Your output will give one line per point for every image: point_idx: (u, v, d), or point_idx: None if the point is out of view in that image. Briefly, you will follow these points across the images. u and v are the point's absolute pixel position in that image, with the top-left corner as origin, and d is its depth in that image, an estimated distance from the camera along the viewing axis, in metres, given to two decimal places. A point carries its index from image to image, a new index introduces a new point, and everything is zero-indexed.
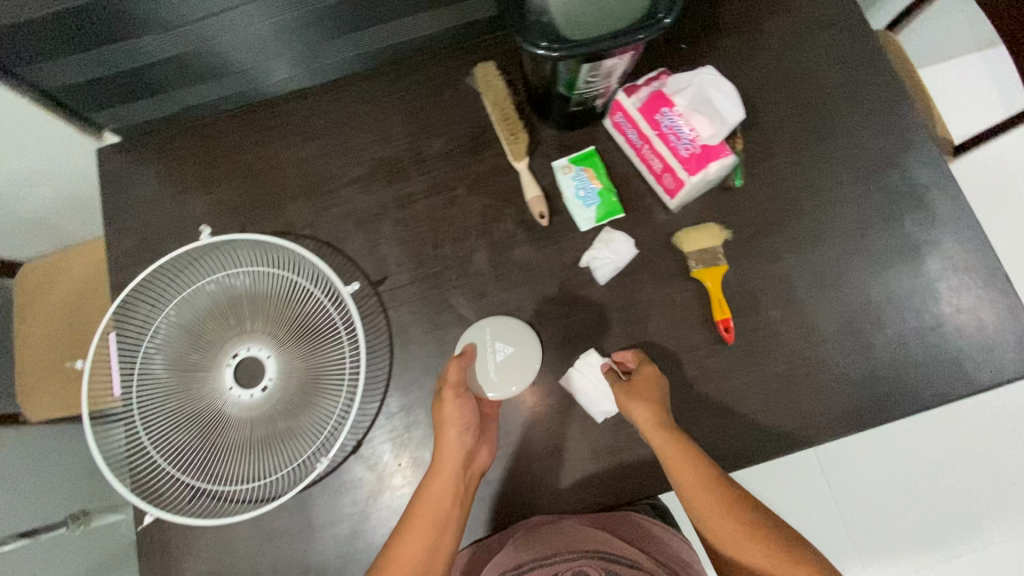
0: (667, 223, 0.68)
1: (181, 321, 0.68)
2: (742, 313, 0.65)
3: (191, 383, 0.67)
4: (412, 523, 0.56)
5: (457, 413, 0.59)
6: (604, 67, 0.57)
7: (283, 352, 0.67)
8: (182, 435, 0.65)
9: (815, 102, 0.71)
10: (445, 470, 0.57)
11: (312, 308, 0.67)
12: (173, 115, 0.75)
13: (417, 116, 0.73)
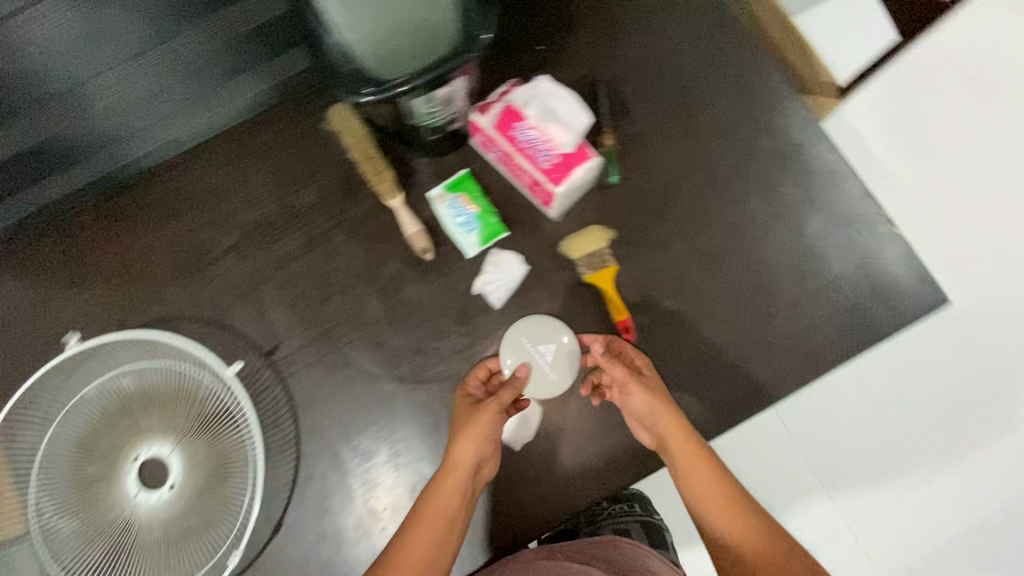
0: (552, 233, 0.67)
1: (66, 436, 0.62)
2: (641, 309, 0.64)
3: (90, 500, 0.62)
4: (423, 511, 0.52)
5: (491, 419, 0.56)
6: (443, 96, 0.54)
7: (186, 446, 0.64)
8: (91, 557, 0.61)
9: (677, 80, 0.70)
10: (457, 473, 0.54)
11: (204, 396, 0.63)
12: (29, 216, 0.68)
13: (281, 169, 0.69)
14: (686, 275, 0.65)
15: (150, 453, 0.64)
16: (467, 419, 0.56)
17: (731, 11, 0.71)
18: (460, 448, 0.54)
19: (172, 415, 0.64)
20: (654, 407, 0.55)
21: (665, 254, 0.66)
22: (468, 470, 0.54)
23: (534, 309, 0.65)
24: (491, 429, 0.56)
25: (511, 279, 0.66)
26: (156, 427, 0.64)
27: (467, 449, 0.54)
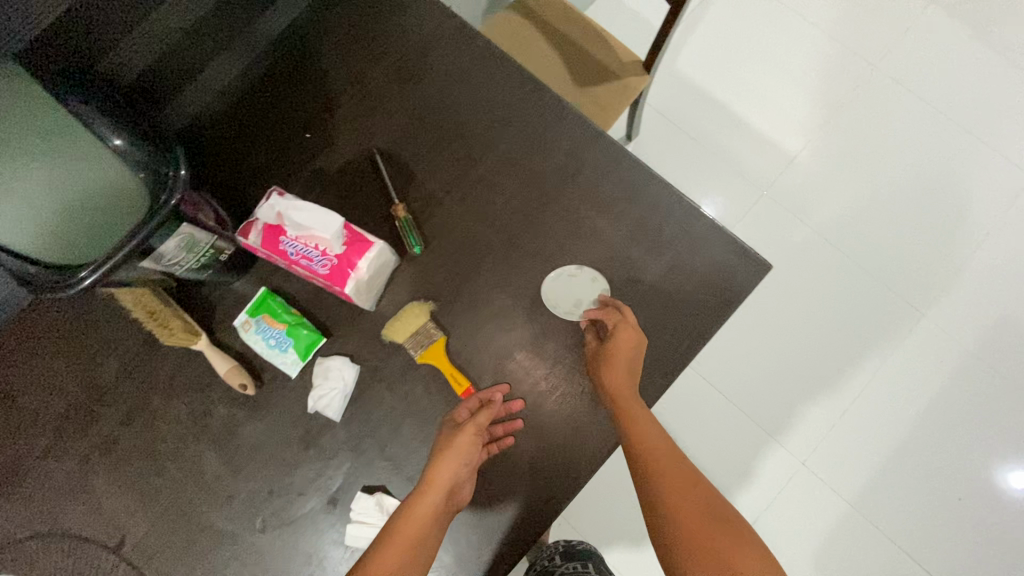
0: (372, 323, 0.64)
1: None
2: (481, 372, 0.62)
3: None
4: (395, 532, 0.53)
5: (465, 444, 0.57)
6: (173, 251, 0.51)
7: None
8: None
9: (452, 126, 0.67)
10: (426, 502, 0.55)
11: None
12: None
13: (73, 350, 0.64)
14: (515, 324, 0.63)
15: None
16: (460, 436, 0.57)
17: (483, 40, 0.69)
18: (436, 471, 0.56)
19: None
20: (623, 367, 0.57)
21: (489, 309, 0.63)
22: (443, 494, 0.55)
23: (375, 409, 0.62)
24: (465, 454, 0.56)
25: (342, 386, 0.61)
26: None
27: (441, 473, 0.55)
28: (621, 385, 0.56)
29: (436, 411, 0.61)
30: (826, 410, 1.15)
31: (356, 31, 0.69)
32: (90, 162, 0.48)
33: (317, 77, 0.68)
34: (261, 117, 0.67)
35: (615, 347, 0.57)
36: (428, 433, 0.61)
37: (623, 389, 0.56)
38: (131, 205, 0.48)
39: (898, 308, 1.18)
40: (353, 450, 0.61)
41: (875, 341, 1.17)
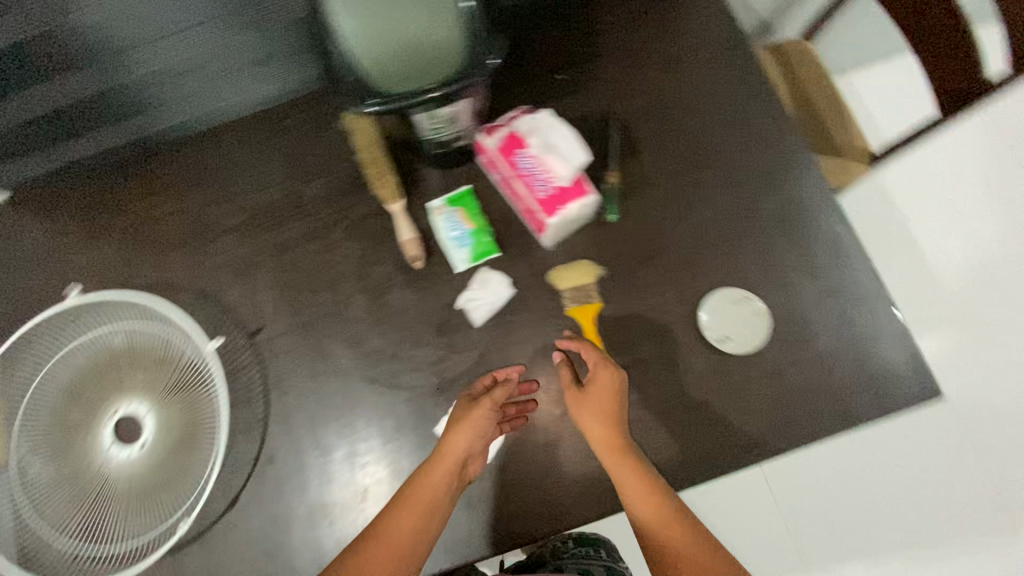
0: (543, 260, 0.66)
1: (55, 386, 0.65)
2: (618, 351, 0.63)
3: (70, 442, 0.65)
4: (408, 499, 0.56)
5: (479, 428, 0.58)
6: (442, 117, 0.56)
7: (159, 396, 0.66)
8: (66, 506, 0.63)
9: (693, 126, 0.69)
10: (437, 475, 0.57)
11: (187, 365, 0.66)
12: (68, 163, 0.76)
13: (295, 159, 0.72)
14: (671, 324, 0.63)
15: (124, 407, 0.66)
16: (470, 416, 0.58)
17: (758, 67, 0.70)
18: (449, 442, 0.57)
19: (148, 366, 0.66)
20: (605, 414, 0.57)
21: (653, 300, 0.64)
22: (453, 469, 0.57)
23: (510, 333, 0.65)
24: (477, 434, 0.57)
25: (495, 301, 0.65)
26: (129, 380, 0.66)
27: (451, 450, 0.57)
28: (602, 433, 0.57)
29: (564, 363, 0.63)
30: (867, 563, 1.11)
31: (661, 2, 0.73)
32: (431, 8, 0.50)
33: (595, 31, 0.72)
34: (545, 37, 0.72)
35: (593, 392, 0.58)
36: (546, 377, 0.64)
37: (605, 436, 0.56)
38: (445, 64, 0.51)
39: (998, 513, 1.09)
40: (478, 357, 0.65)
41: (954, 530, 1.10)
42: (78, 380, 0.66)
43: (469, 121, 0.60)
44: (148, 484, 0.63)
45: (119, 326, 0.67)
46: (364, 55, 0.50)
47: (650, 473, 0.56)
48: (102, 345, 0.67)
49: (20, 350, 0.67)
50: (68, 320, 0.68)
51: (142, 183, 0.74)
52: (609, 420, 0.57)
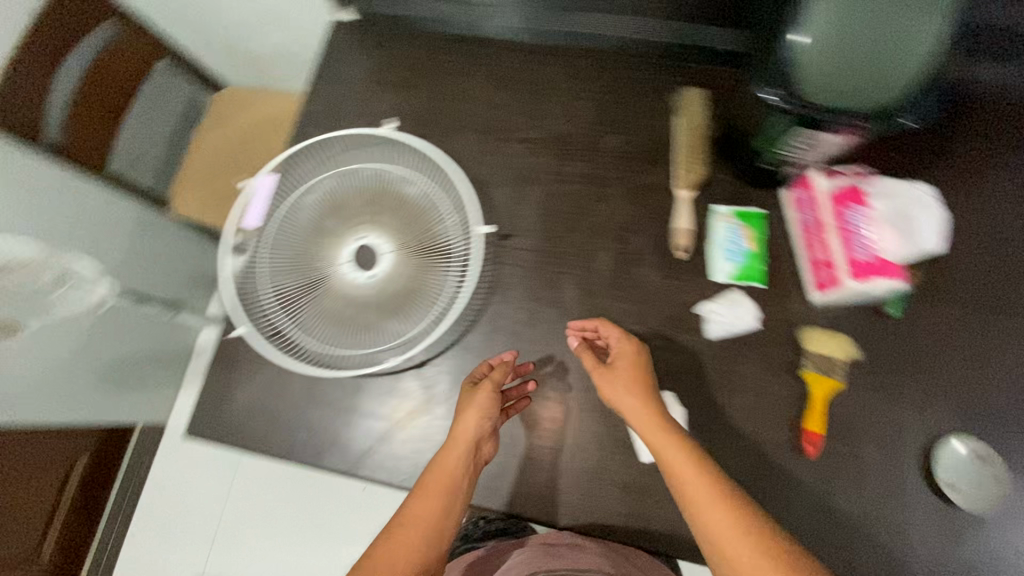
0: (800, 314, 0.65)
1: (331, 191, 0.73)
2: (832, 435, 0.61)
3: (317, 242, 0.71)
4: (427, 481, 0.59)
5: (480, 400, 0.60)
6: (820, 142, 0.56)
7: (405, 245, 0.70)
8: (291, 288, 0.69)
9: (1014, 269, 0.64)
10: (453, 456, 0.59)
11: (440, 229, 0.70)
12: (401, 18, 0.82)
13: (609, 105, 0.74)
14: (897, 438, 0.61)
15: (373, 237, 0.71)
16: (478, 394, 0.60)
17: None
18: (460, 426, 0.60)
19: (410, 215, 0.71)
20: (640, 394, 0.58)
21: (891, 407, 0.62)
22: (467, 451, 0.59)
23: (736, 362, 0.64)
24: (481, 407, 0.60)
25: (740, 327, 0.65)
26: (388, 217, 0.71)
27: (460, 436, 0.59)
28: (643, 413, 0.56)
29: (775, 417, 0.62)
30: None
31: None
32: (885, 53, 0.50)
33: (955, 130, 0.68)
34: None
35: (624, 368, 0.60)
36: (750, 420, 0.62)
37: (642, 417, 0.56)
38: (863, 102, 0.50)
39: None
40: (692, 367, 0.64)
41: None
42: (351, 195, 0.72)
43: (823, 158, 0.60)
44: (362, 311, 0.68)
45: (405, 171, 0.72)
46: (819, 50, 0.50)
47: (698, 454, 0.53)
48: (384, 178, 0.72)
49: (315, 150, 0.75)
50: (369, 145, 0.75)
51: (468, 65, 0.79)
52: (647, 399, 0.57)
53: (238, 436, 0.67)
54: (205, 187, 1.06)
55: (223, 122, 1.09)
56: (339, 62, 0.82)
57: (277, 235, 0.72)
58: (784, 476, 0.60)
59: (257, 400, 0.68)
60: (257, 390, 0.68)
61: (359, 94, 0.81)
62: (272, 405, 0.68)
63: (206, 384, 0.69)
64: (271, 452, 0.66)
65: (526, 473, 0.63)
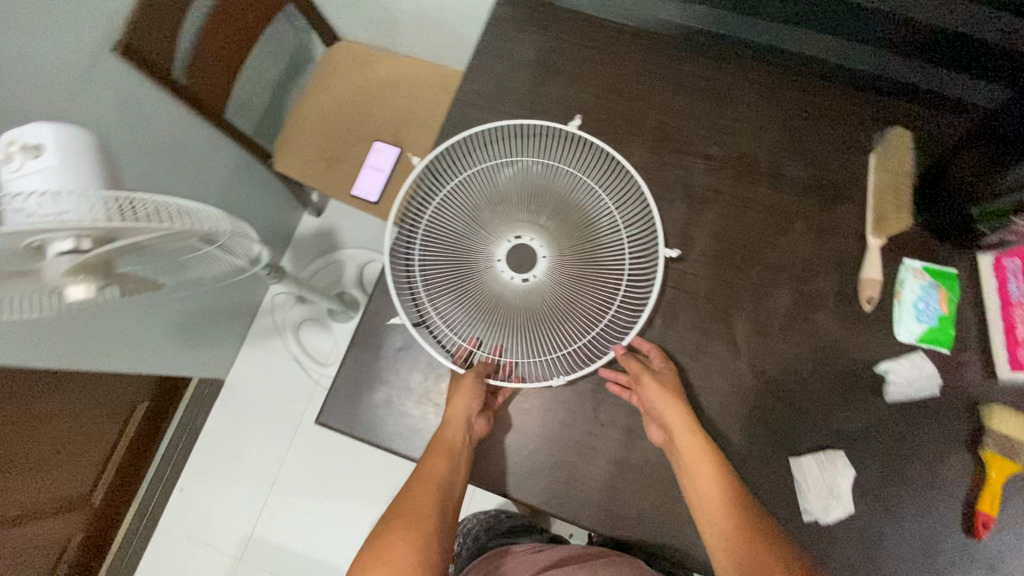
0: (981, 387, 0.62)
1: (498, 181, 0.67)
2: (1003, 519, 0.59)
3: (475, 235, 0.67)
4: (428, 454, 0.58)
5: (469, 381, 0.60)
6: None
7: (569, 256, 0.66)
8: (445, 279, 0.65)
9: None
10: (449, 430, 0.60)
11: (612, 244, 0.65)
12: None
13: (799, 133, 0.69)
14: None
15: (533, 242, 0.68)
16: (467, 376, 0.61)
17: None
18: (451, 406, 0.60)
19: (579, 225, 0.66)
20: (671, 402, 0.58)
21: None
22: (463, 426, 0.60)
23: (910, 430, 0.61)
24: (471, 388, 0.60)
25: (923, 392, 0.61)
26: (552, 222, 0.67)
27: (453, 414, 0.59)
28: (679, 428, 0.57)
29: (944, 490, 0.60)
30: None
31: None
32: None
33: None
34: None
35: (661, 380, 0.60)
36: (917, 489, 0.60)
37: (678, 428, 0.58)
38: None
39: None
40: (863, 425, 0.62)
41: None
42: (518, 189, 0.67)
43: None
44: (518, 320, 0.64)
45: (583, 176, 0.66)
46: None
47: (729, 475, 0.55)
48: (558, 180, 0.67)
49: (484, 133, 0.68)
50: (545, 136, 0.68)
51: (648, 63, 0.72)
52: (683, 411, 0.58)
53: (375, 432, 0.63)
54: (311, 146, 0.99)
55: (339, 79, 1.01)
56: (504, 37, 0.75)
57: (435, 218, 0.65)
58: (946, 553, 0.59)
59: (398, 394, 0.64)
60: (398, 386, 0.64)
61: (524, 77, 0.73)
62: (413, 402, 0.64)
63: (345, 369, 0.65)
64: (408, 453, 0.63)
65: (680, 509, 0.61)
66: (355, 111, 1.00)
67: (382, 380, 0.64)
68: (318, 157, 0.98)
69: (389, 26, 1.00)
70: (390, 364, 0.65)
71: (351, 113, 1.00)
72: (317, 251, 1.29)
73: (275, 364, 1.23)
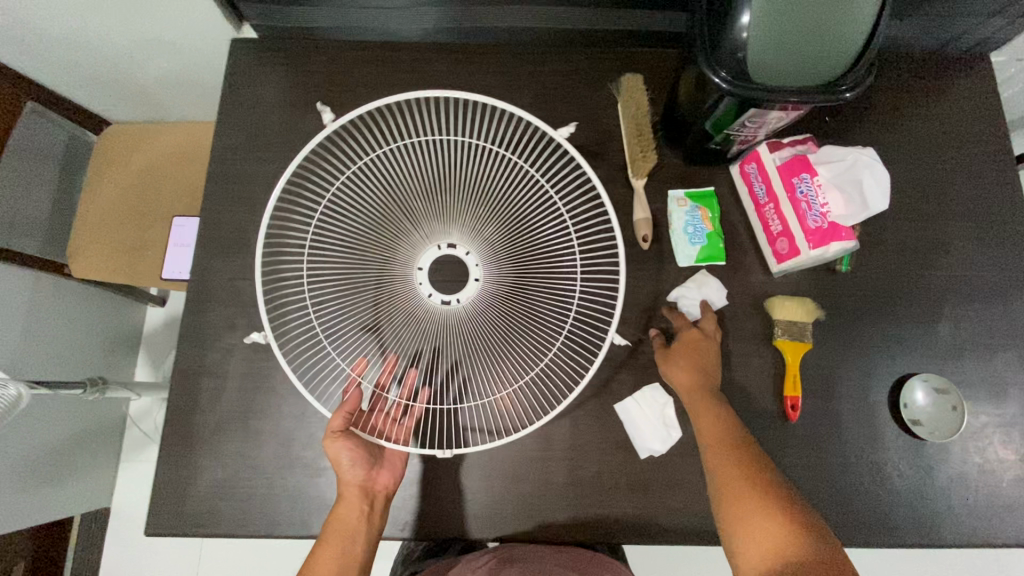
0: (763, 285, 0.67)
1: (427, 189, 0.60)
2: (811, 396, 0.64)
3: (397, 255, 0.60)
4: (324, 539, 0.55)
5: (343, 443, 0.55)
6: (765, 118, 0.57)
7: (497, 266, 0.60)
8: (339, 285, 0.60)
9: (950, 213, 0.67)
10: (345, 504, 0.56)
11: (551, 275, 0.60)
12: (306, 30, 0.74)
13: (549, 102, 0.72)
14: (872, 388, 0.64)
15: (464, 251, 0.61)
16: (336, 438, 0.55)
17: None
18: (343, 477, 0.56)
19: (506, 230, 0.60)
20: (676, 360, 0.60)
21: (863, 360, 0.64)
22: (361, 493, 0.56)
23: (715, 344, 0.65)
24: (349, 448, 0.55)
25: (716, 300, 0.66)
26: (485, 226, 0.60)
27: (347, 483, 0.56)
28: (680, 381, 0.59)
29: (756, 388, 0.64)
30: None
31: (929, 59, 0.70)
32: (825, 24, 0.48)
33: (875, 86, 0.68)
34: None
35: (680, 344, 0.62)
36: (734, 395, 0.64)
37: (682, 382, 0.59)
38: (803, 78, 0.50)
39: None
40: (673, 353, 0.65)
41: None
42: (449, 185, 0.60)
43: (767, 131, 0.61)
44: (430, 358, 0.59)
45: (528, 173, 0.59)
46: (766, 30, 0.48)
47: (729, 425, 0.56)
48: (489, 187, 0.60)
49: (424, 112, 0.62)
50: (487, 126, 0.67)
51: (394, 74, 0.73)
52: (693, 368, 0.60)
53: (210, 521, 0.60)
54: (107, 242, 0.93)
55: (118, 165, 0.96)
56: (246, 86, 0.73)
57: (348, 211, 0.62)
58: (774, 444, 0.63)
59: (224, 474, 0.61)
60: (224, 467, 0.61)
61: (275, 120, 0.72)
62: (244, 476, 0.61)
63: (162, 468, 0.61)
64: (254, 531, 0.60)
65: (533, 488, 0.62)
66: (146, 194, 0.95)
67: (205, 465, 0.61)
68: (118, 251, 0.92)
69: (155, 99, 0.95)
70: (209, 446, 0.62)
71: (143, 196, 0.95)
72: (171, 343, 1.21)
73: None
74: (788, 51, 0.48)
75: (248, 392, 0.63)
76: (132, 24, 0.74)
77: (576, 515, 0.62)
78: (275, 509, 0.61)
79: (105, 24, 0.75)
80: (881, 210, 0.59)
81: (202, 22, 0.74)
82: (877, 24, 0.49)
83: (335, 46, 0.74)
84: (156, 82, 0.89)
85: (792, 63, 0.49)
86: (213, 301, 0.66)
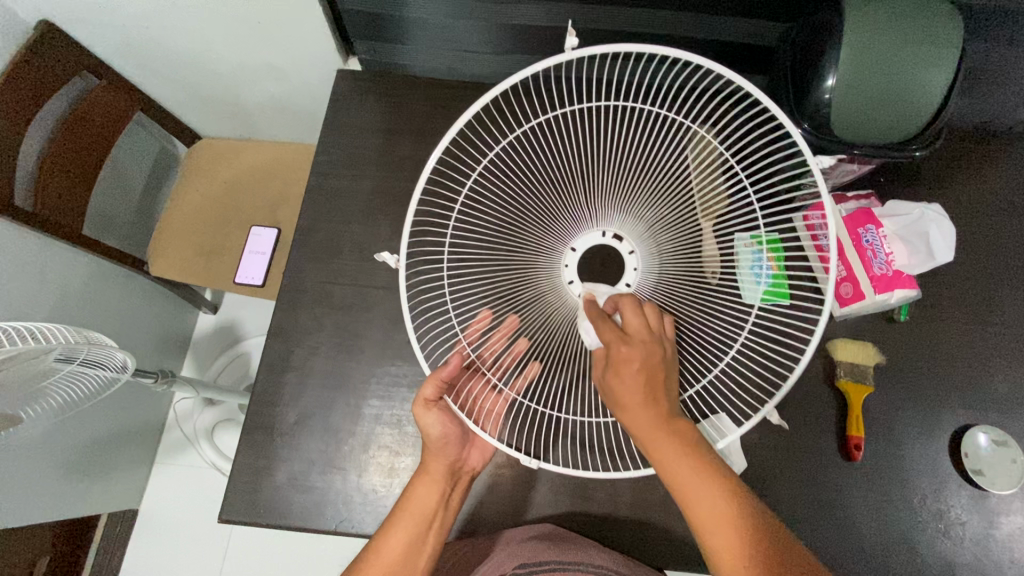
0: (826, 327, 0.69)
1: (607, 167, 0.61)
2: (869, 437, 0.66)
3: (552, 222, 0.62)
4: (398, 516, 0.55)
5: (436, 416, 0.55)
6: (837, 170, 0.63)
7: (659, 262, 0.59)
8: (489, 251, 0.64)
9: (1006, 272, 0.70)
10: (423, 484, 0.56)
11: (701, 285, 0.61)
12: (406, 65, 0.81)
13: None
14: (933, 436, 0.66)
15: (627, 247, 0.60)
16: (429, 410, 0.55)
17: None
18: (430, 456, 0.57)
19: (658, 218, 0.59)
20: (630, 372, 0.47)
21: (922, 408, 0.66)
22: (448, 470, 0.57)
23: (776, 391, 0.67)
24: (442, 421, 0.55)
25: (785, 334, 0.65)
26: (646, 214, 0.59)
27: (434, 458, 0.57)
28: (634, 394, 0.47)
29: (817, 426, 0.66)
30: None
31: (981, 132, 0.74)
32: (909, 86, 0.52)
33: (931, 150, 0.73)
34: None
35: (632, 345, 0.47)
36: (795, 433, 0.66)
37: (639, 397, 0.47)
38: (882, 134, 0.55)
39: None
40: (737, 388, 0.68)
41: None
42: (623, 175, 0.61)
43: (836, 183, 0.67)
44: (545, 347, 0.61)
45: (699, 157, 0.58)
46: (849, 91, 0.53)
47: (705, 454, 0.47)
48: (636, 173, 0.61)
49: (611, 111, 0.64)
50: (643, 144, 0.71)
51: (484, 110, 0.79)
52: (649, 377, 0.47)
53: (284, 514, 0.62)
54: (186, 246, 0.99)
55: (202, 175, 1.02)
56: (346, 110, 0.79)
57: (510, 195, 0.68)
58: (834, 481, 0.65)
59: (300, 468, 0.63)
60: (302, 461, 0.64)
61: (370, 141, 0.78)
62: (318, 472, 0.64)
63: (242, 456, 0.64)
64: (325, 526, 0.62)
65: (597, 506, 0.65)
66: (229, 202, 1.01)
67: (283, 457, 0.64)
68: (197, 255, 0.98)
69: (247, 119, 1.03)
70: (289, 439, 0.64)
71: (225, 206, 1.01)
72: (218, 348, 1.25)
73: (194, 477, 1.14)
74: (869, 111, 0.53)
75: (330, 391, 0.66)
76: (252, 49, 0.82)
77: (635, 536, 0.65)
78: (347, 506, 0.63)
79: (223, 48, 0.83)
80: (947, 261, 0.62)
81: (313, 52, 0.81)
82: (954, 83, 0.53)
83: (432, 81, 0.80)
84: (255, 101, 0.97)
85: (873, 120, 0.54)
86: (301, 302, 0.70)
